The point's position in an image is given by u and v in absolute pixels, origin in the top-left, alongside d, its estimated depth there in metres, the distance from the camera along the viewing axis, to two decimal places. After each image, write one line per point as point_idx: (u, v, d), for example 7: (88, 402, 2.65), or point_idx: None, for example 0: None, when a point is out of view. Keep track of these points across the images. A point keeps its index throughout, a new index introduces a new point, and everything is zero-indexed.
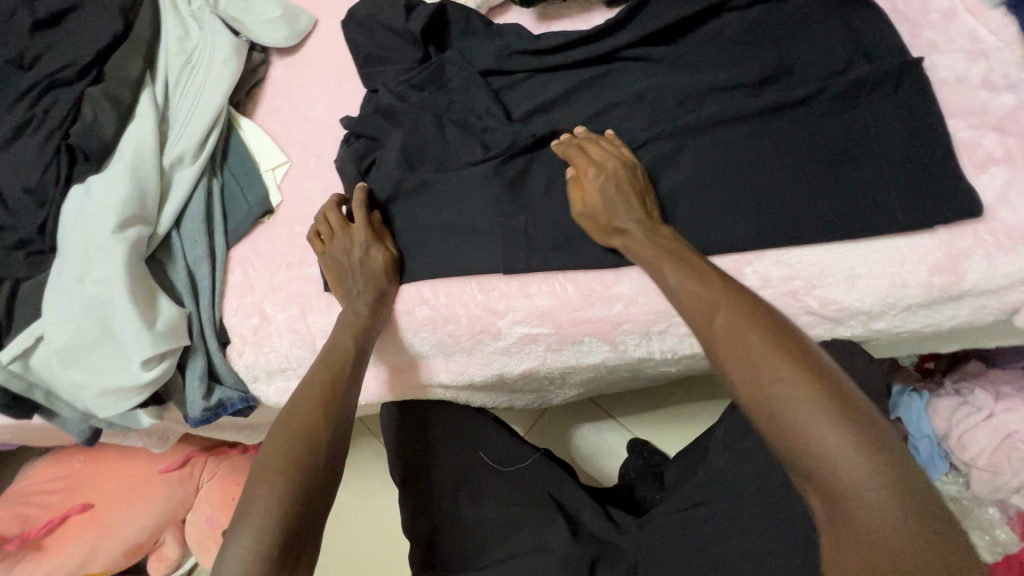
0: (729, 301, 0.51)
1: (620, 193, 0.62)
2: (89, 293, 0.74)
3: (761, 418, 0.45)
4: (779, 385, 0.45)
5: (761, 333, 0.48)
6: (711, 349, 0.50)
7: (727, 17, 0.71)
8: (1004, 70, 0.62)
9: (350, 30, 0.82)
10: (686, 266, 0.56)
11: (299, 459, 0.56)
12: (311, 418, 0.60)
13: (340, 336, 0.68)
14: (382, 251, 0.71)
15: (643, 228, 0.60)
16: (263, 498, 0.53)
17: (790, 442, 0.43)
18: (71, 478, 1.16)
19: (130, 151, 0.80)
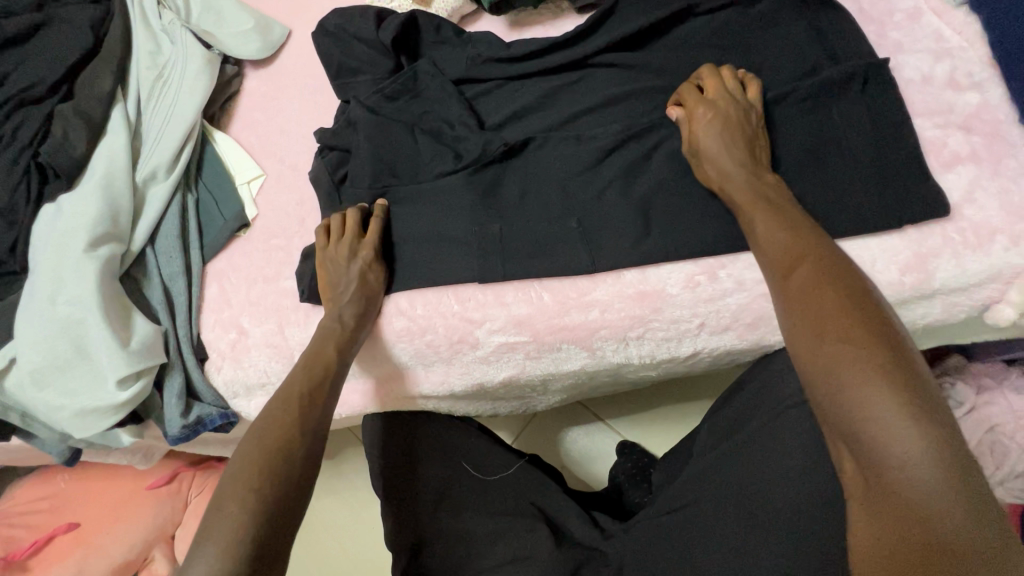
0: (813, 257, 0.50)
1: (728, 134, 0.60)
2: (62, 313, 0.73)
3: (811, 371, 0.44)
4: (839, 341, 0.44)
5: (833, 293, 0.46)
6: (783, 300, 0.50)
7: (696, 22, 0.71)
8: (968, 68, 0.63)
9: (321, 41, 0.81)
10: (778, 216, 0.55)
11: (271, 473, 0.55)
12: (284, 430, 0.59)
13: (322, 345, 0.67)
14: (380, 272, 0.71)
15: (746, 170, 0.59)
16: (229, 513, 0.51)
17: (835, 395, 0.42)
18: (57, 498, 1.14)
19: (102, 169, 0.79)
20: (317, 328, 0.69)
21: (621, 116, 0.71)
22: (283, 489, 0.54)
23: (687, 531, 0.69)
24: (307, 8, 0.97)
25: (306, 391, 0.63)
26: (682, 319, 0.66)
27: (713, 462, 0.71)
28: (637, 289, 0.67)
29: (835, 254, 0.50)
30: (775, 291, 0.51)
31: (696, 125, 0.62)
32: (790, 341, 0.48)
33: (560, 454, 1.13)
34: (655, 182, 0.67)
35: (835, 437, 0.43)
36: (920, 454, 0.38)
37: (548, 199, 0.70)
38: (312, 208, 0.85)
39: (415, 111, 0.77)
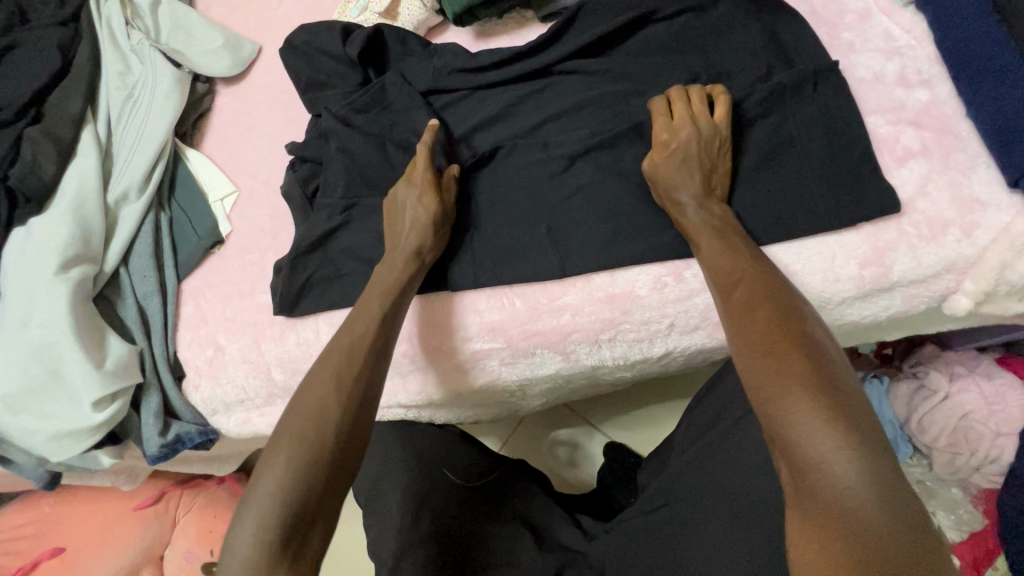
0: (749, 278, 0.55)
1: (687, 164, 0.61)
2: (34, 337, 0.73)
3: (748, 386, 0.49)
4: (772, 358, 0.48)
5: (765, 313, 0.52)
6: (726, 320, 0.54)
7: (655, 28, 0.72)
8: (917, 66, 0.65)
9: (289, 57, 0.82)
10: (722, 241, 0.58)
11: (308, 437, 0.53)
12: (326, 390, 0.56)
13: (371, 296, 0.64)
14: (430, 198, 0.67)
15: (697, 197, 0.61)
16: (273, 474, 0.51)
17: (767, 408, 0.47)
18: (40, 522, 1.13)
19: (73, 190, 0.79)
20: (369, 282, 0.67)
21: (583, 123, 0.71)
22: (319, 452, 0.52)
23: (666, 530, 0.69)
24: (277, 24, 0.98)
25: (350, 347, 0.60)
26: (652, 320, 0.67)
27: (691, 458, 0.71)
28: (606, 292, 0.67)
29: (768, 275, 0.55)
30: (720, 311, 0.56)
31: (661, 154, 0.63)
32: (731, 357, 0.53)
33: (548, 458, 1.14)
34: (620, 186, 0.68)
35: (772, 445, 0.48)
36: (839, 456, 0.42)
37: (516, 205, 0.71)
38: (287, 223, 0.85)
39: (384, 123, 0.78)
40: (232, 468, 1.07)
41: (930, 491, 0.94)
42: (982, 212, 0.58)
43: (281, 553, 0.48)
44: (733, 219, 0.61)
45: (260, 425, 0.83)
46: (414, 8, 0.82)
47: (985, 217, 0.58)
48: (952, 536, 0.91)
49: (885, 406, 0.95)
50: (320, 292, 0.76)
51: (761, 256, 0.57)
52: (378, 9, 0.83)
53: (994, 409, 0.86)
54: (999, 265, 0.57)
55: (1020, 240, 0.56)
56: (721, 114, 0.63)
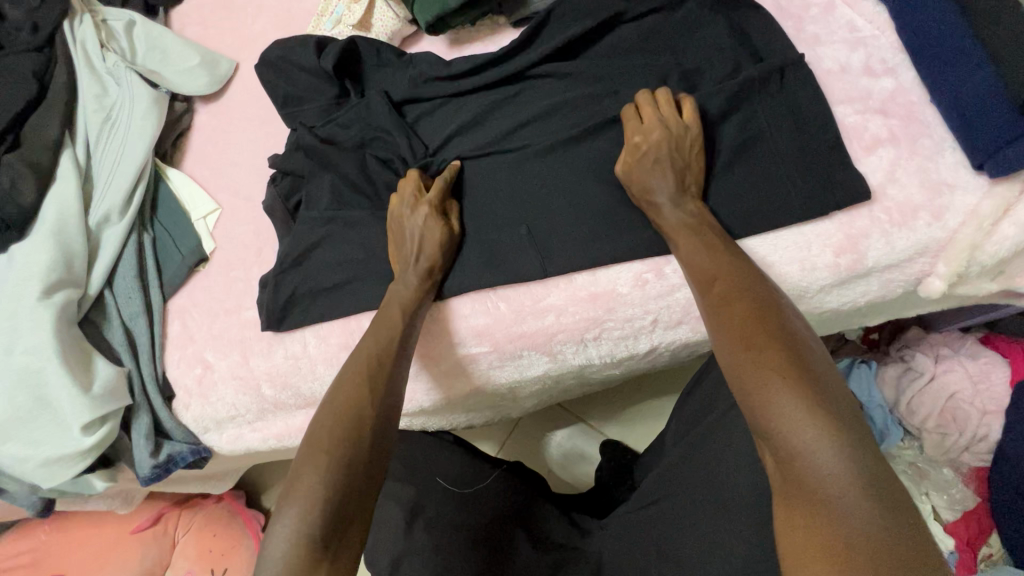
0: (728, 274, 0.56)
1: (659, 165, 0.62)
2: (21, 363, 0.72)
3: (730, 380, 0.50)
4: (753, 353, 0.49)
5: (744, 307, 0.52)
6: (706, 316, 0.55)
7: (624, 29, 0.73)
8: (882, 55, 0.66)
9: (266, 73, 0.83)
10: (699, 239, 0.59)
11: (345, 438, 0.54)
12: (357, 393, 0.57)
13: (388, 309, 0.65)
14: (438, 226, 0.68)
15: (674, 196, 0.62)
16: (311, 472, 0.51)
17: (750, 401, 0.48)
18: (37, 551, 1.12)
19: (53, 215, 0.79)
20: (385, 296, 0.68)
21: (558, 125, 0.72)
22: (353, 452, 0.53)
23: (660, 524, 0.70)
24: (253, 40, 0.98)
25: (376, 356, 0.61)
26: (636, 317, 0.68)
27: (682, 452, 0.72)
28: (589, 291, 0.68)
29: (748, 271, 0.56)
30: (700, 308, 0.57)
31: (632, 155, 0.64)
32: (715, 353, 0.53)
33: (545, 459, 1.15)
34: (597, 187, 0.69)
35: (758, 438, 0.48)
36: (824, 445, 0.43)
37: (498, 208, 0.72)
38: (270, 237, 0.86)
39: (362, 133, 0.78)
40: (227, 485, 1.06)
41: (922, 473, 0.94)
42: (950, 195, 0.59)
43: (319, 552, 0.48)
44: (708, 218, 0.62)
45: (252, 440, 0.83)
46: (387, 19, 0.83)
47: (954, 200, 0.59)
48: (947, 516, 0.92)
49: (874, 391, 0.94)
50: (306, 306, 0.76)
51: (742, 253, 0.58)
52: (352, 21, 0.84)
53: (979, 388, 0.88)
54: (970, 246, 0.58)
55: (987, 221, 0.57)
56: (691, 118, 0.63)
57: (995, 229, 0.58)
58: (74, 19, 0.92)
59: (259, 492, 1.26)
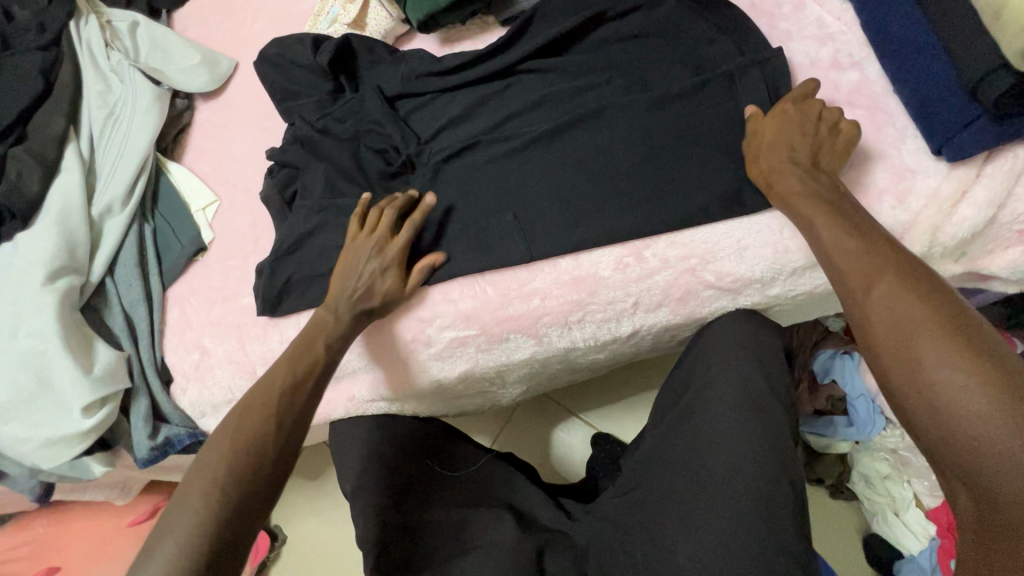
0: (894, 270, 0.51)
1: (796, 131, 0.63)
2: (24, 347, 0.75)
3: (907, 397, 0.46)
4: (938, 366, 0.45)
5: (924, 308, 0.48)
6: (863, 317, 0.51)
7: (607, 26, 0.76)
8: (848, 50, 0.70)
9: (264, 70, 0.86)
10: (844, 222, 0.56)
11: (237, 473, 0.56)
12: (259, 423, 0.60)
13: (313, 342, 0.66)
14: (393, 279, 0.69)
15: (803, 164, 0.61)
16: (195, 503, 0.54)
17: (939, 424, 0.44)
18: (36, 542, 1.14)
19: (57, 205, 0.82)
20: (314, 316, 0.69)
21: (543, 117, 0.75)
22: (241, 485, 0.56)
23: (645, 504, 0.72)
24: (252, 40, 1.02)
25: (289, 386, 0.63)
26: (617, 299, 0.71)
27: (665, 433, 0.74)
28: (572, 275, 0.71)
29: (915, 265, 0.51)
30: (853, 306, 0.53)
31: (768, 117, 0.65)
32: (881, 365, 0.49)
33: (536, 452, 1.16)
34: (580, 175, 0.72)
35: (944, 468, 0.45)
36: None
37: (484, 196, 0.74)
38: (267, 227, 0.88)
39: (356, 126, 0.81)
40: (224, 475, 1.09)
41: (903, 459, 0.96)
42: (913, 179, 0.63)
43: None
44: (843, 194, 0.60)
45: None
46: (381, 18, 0.87)
47: (915, 184, 0.63)
48: (928, 501, 0.94)
49: (857, 380, 0.97)
50: (301, 292, 0.79)
51: (896, 243, 0.54)
52: (347, 20, 0.88)
53: None
54: (931, 228, 0.61)
55: (946, 204, 0.61)
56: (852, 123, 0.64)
57: (956, 210, 0.61)
58: (80, 19, 0.96)
59: None
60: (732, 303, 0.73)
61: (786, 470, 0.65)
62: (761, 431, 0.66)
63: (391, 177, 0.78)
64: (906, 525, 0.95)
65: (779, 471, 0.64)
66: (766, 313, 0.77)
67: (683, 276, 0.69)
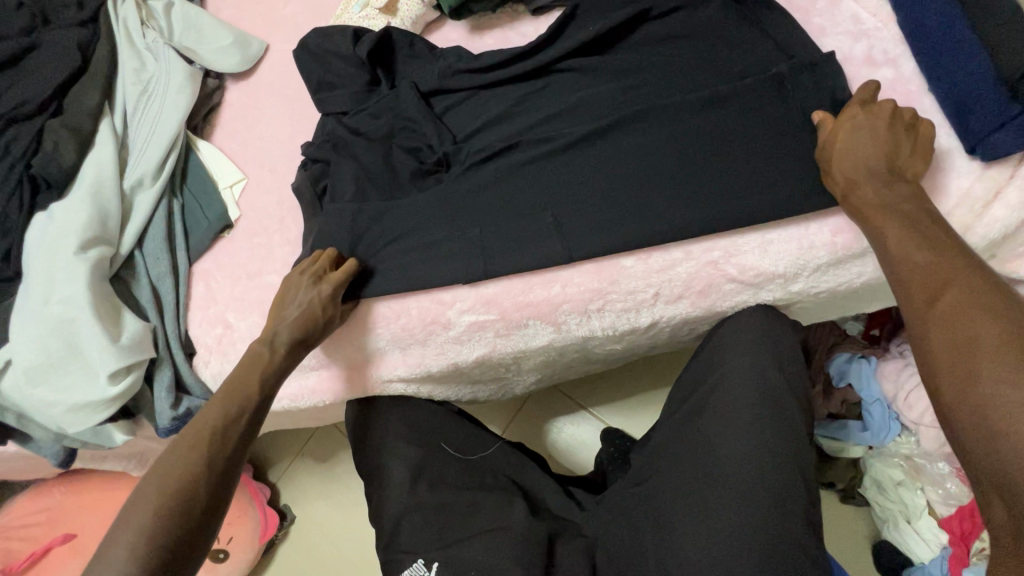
0: (965, 284, 0.50)
1: (873, 136, 0.61)
2: (54, 313, 0.77)
3: (959, 410, 0.46)
4: (996, 383, 0.44)
5: (993, 324, 0.47)
6: (925, 326, 0.51)
7: (639, 17, 0.77)
8: (884, 46, 0.69)
9: (303, 59, 0.87)
10: (916, 233, 0.55)
11: (172, 511, 0.56)
12: (191, 458, 0.59)
13: (246, 372, 0.67)
14: (310, 312, 0.70)
15: (882, 170, 0.60)
16: (125, 544, 0.53)
17: (989, 441, 0.43)
18: (53, 509, 1.17)
19: (90, 177, 0.84)
20: (251, 348, 0.70)
21: (582, 120, 0.75)
22: (175, 523, 0.55)
23: (657, 494, 0.71)
24: (284, 23, 1.03)
25: (224, 420, 0.63)
26: (638, 290, 0.71)
27: (677, 424, 0.74)
28: (594, 263, 0.72)
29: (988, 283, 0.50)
30: (915, 316, 0.52)
31: (841, 121, 0.63)
32: (935, 375, 0.49)
33: (544, 444, 1.17)
34: (608, 165, 0.72)
35: (979, 486, 0.44)
36: None
37: (521, 196, 0.74)
38: (293, 207, 0.90)
39: (391, 124, 0.82)
40: None
41: (918, 468, 0.94)
42: (945, 177, 0.63)
43: None
44: (922, 203, 0.59)
45: None
46: (412, 4, 0.87)
47: (948, 183, 0.62)
48: (941, 511, 0.92)
49: (873, 386, 0.97)
50: None
51: (976, 261, 0.52)
52: (378, 5, 0.87)
53: None
54: (961, 228, 0.61)
55: (978, 203, 0.61)
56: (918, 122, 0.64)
57: (987, 210, 0.61)
58: None
59: (266, 465, 1.30)
60: (754, 299, 0.73)
61: (799, 465, 0.65)
62: (777, 424, 0.66)
63: (424, 175, 0.80)
64: (918, 532, 0.93)
65: (791, 465, 0.65)
66: (787, 310, 0.76)
67: (706, 269, 0.70)
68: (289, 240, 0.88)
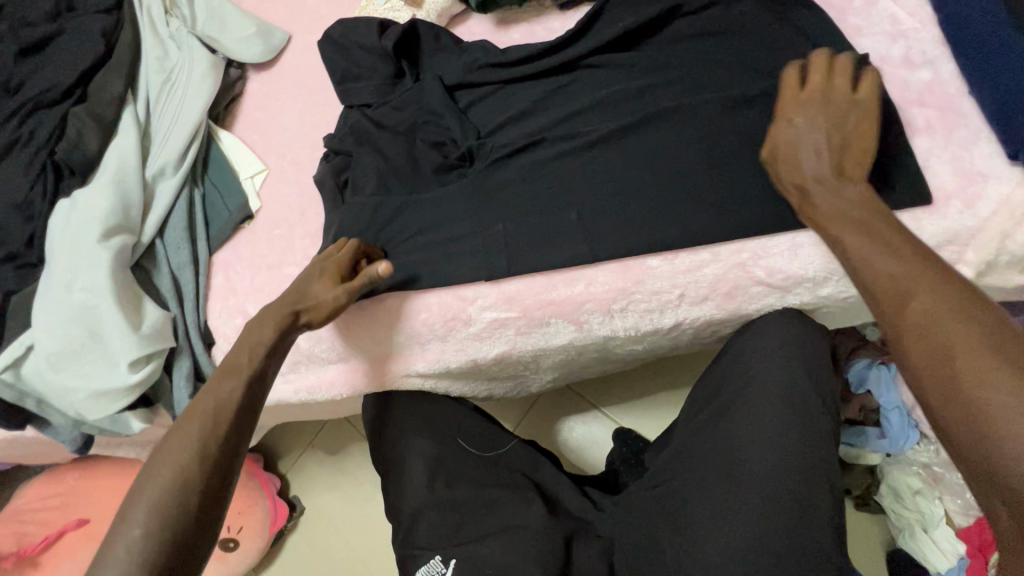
0: (930, 286, 0.44)
1: (815, 138, 0.59)
2: (76, 300, 0.77)
3: (950, 420, 0.39)
4: (985, 390, 0.38)
5: (968, 326, 0.41)
6: (897, 337, 0.44)
7: (669, 14, 0.76)
8: (922, 48, 0.68)
9: (328, 50, 0.87)
10: (874, 238, 0.51)
11: (179, 491, 0.51)
12: (194, 437, 0.55)
13: (238, 353, 0.64)
14: (331, 280, 0.69)
15: (831, 171, 0.57)
16: (132, 528, 0.49)
17: (986, 451, 0.36)
18: (68, 494, 1.18)
19: (113, 165, 0.84)
20: (245, 330, 0.67)
21: (609, 115, 0.74)
22: (181, 504, 0.51)
23: (677, 496, 0.71)
24: (308, 13, 1.03)
25: (227, 398, 0.59)
26: (663, 290, 0.70)
27: (699, 427, 0.73)
28: (618, 262, 0.71)
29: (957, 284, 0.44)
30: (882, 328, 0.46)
31: (779, 129, 0.62)
32: (917, 384, 0.42)
33: (556, 443, 1.16)
34: (636, 163, 0.71)
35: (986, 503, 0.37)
36: None
37: (546, 192, 0.73)
38: (314, 200, 0.90)
39: (414, 117, 0.81)
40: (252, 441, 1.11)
41: (937, 476, 0.92)
42: (983, 183, 0.62)
43: None
44: (875, 202, 0.55)
45: (285, 392, 0.85)
46: None
47: (987, 189, 0.61)
48: (959, 521, 0.90)
49: (892, 392, 0.95)
50: None
51: (940, 261, 0.47)
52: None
53: None
54: (999, 235, 0.60)
55: (1020, 211, 0.59)
56: (847, 53, 0.64)
57: None
58: None
59: (277, 456, 1.30)
60: (781, 302, 0.72)
61: (825, 472, 0.64)
62: (803, 429, 0.65)
63: (447, 169, 0.79)
64: (935, 544, 0.90)
65: (817, 470, 0.64)
66: (812, 314, 0.75)
67: (734, 270, 0.69)
68: (310, 232, 0.87)
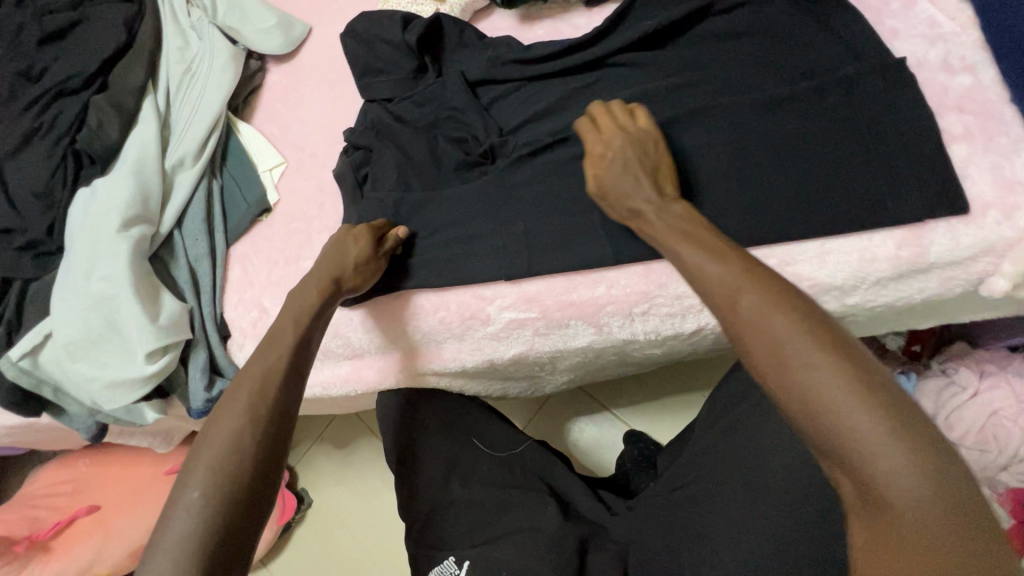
0: (752, 285, 0.46)
1: (630, 171, 0.60)
2: (95, 289, 0.77)
3: (787, 401, 0.42)
4: (809, 369, 0.41)
5: (788, 318, 0.43)
6: (738, 338, 0.46)
7: (700, 12, 0.74)
8: (961, 53, 0.66)
9: (350, 44, 0.86)
10: (704, 248, 0.51)
11: (237, 452, 0.51)
12: (247, 400, 0.54)
13: (283, 321, 0.63)
14: (365, 246, 0.70)
15: (653, 194, 0.58)
16: (193, 490, 0.48)
17: (822, 425, 0.40)
18: (79, 481, 1.18)
19: (133, 155, 0.84)
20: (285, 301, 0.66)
21: None
22: (240, 465, 0.50)
23: (694, 504, 0.70)
24: (329, 5, 1.02)
25: (275, 363, 0.58)
26: (686, 295, 0.69)
27: (719, 435, 0.71)
28: (641, 265, 0.69)
29: (773, 279, 0.46)
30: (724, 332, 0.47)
31: (597, 165, 0.62)
32: (756, 374, 0.44)
33: (567, 444, 1.16)
34: None
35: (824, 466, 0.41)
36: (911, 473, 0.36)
37: (570, 191, 0.72)
38: (332, 194, 0.89)
39: (436, 113, 0.81)
40: None
41: None
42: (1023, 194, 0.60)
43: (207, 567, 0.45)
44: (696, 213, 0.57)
45: None
46: None
47: None
48: None
49: None
50: None
51: (751, 257, 0.49)
52: None
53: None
54: None
55: None
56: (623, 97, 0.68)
57: None
58: None
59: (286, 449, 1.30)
60: None
61: None
62: None
63: (469, 167, 0.78)
64: None
65: None
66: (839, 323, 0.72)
67: None
68: (328, 226, 0.86)
